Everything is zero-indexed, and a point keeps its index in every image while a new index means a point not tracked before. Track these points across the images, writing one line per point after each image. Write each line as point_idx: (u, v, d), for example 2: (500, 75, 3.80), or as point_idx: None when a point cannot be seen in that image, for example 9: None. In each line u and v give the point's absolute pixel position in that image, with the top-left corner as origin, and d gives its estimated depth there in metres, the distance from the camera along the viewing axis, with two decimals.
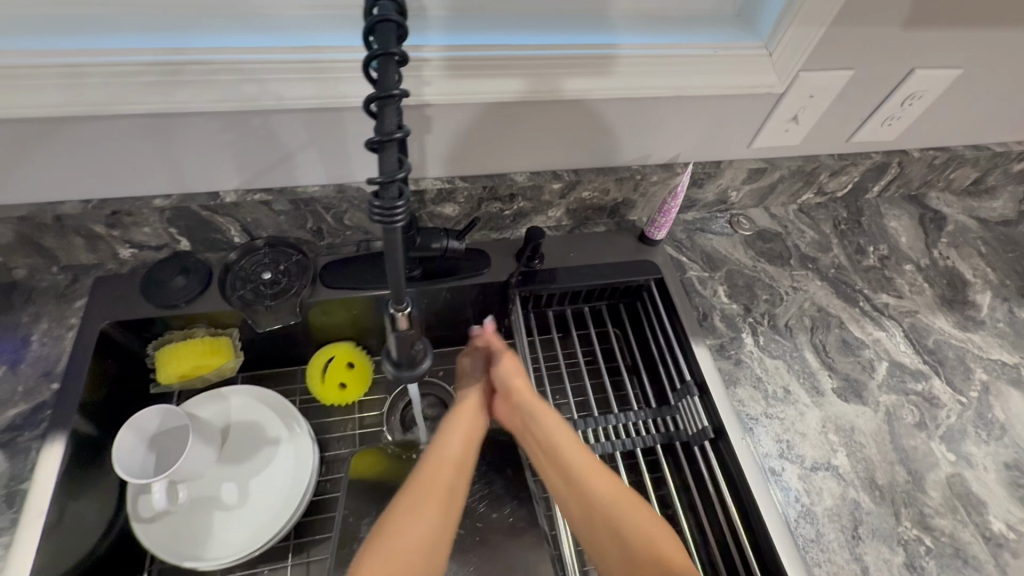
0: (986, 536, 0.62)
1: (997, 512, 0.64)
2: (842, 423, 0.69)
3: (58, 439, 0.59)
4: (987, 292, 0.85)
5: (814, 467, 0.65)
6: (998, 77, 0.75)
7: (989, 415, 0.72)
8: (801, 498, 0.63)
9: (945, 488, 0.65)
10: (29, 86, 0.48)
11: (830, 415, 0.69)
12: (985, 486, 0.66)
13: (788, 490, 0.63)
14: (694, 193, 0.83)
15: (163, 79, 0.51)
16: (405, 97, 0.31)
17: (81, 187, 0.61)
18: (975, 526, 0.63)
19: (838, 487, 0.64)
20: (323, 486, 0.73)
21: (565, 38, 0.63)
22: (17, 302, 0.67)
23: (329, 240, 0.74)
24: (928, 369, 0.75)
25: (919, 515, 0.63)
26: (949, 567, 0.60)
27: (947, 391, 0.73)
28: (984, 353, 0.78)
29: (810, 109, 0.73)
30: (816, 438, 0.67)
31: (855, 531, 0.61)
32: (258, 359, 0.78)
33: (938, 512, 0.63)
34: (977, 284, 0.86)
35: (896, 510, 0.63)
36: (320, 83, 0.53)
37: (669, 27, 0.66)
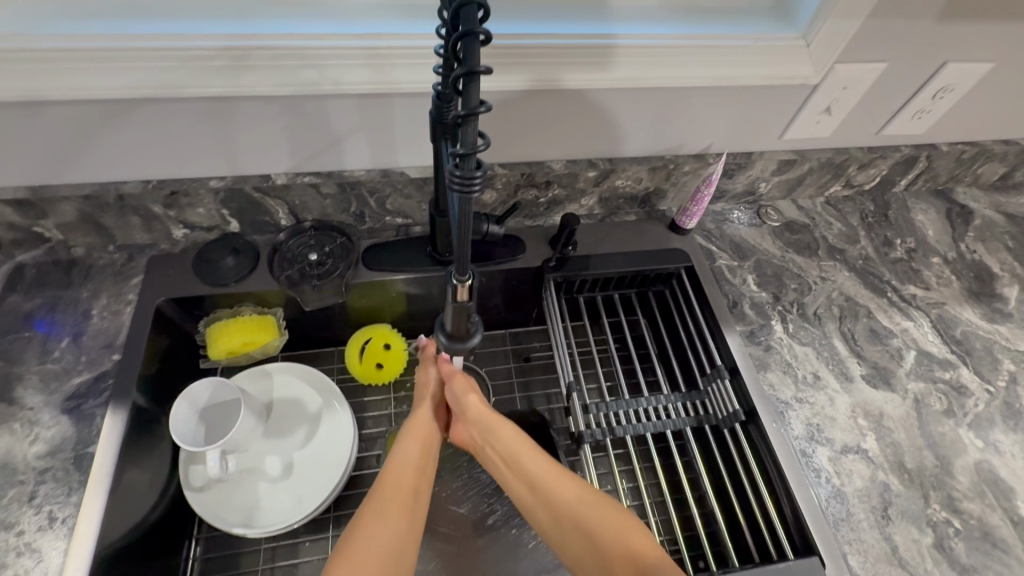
0: (1014, 520, 0.64)
1: None
2: (871, 409, 0.70)
3: (119, 407, 0.62)
4: (1015, 286, 0.86)
5: (844, 450, 0.67)
6: None
7: (1017, 404, 0.73)
8: (832, 479, 0.65)
9: (973, 473, 0.66)
10: (114, 68, 0.53)
11: (859, 400, 0.71)
12: (1014, 472, 0.67)
13: (818, 472, 0.65)
14: (725, 184, 0.85)
15: (231, 63, 0.55)
16: (487, 73, 0.33)
17: (142, 167, 0.64)
18: (1004, 510, 0.64)
19: (867, 470, 0.66)
20: (362, 462, 0.75)
21: (569, 26, 0.65)
22: (77, 279, 0.71)
23: (371, 224, 0.77)
24: (955, 358, 0.76)
25: (948, 498, 0.64)
26: (978, 548, 0.61)
27: (975, 379, 0.74)
28: (1011, 344, 0.79)
29: (842, 101, 0.74)
30: (845, 422, 0.69)
31: (884, 512, 0.63)
32: (300, 339, 0.81)
33: (966, 496, 0.65)
34: (1005, 277, 0.87)
35: (924, 492, 0.65)
36: (376, 68, 0.58)
37: (672, 19, 0.67)
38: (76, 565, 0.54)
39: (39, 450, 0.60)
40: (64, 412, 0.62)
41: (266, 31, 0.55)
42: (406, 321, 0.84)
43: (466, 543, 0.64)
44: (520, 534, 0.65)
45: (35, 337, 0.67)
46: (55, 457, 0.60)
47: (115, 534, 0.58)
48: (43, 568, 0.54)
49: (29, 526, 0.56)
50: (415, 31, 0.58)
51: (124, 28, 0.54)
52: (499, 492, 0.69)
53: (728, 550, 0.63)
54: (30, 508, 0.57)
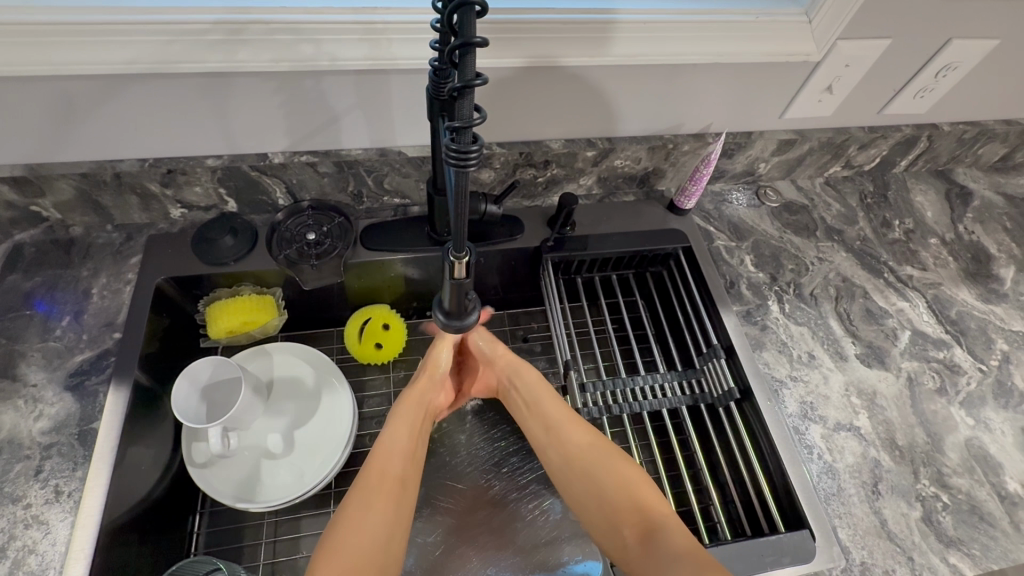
0: (1001, 494, 0.65)
1: (1013, 473, 0.67)
2: (865, 387, 0.71)
3: (122, 384, 0.63)
4: (1012, 267, 0.86)
5: (837, 427, 0.68)
6: None
7: (1009, 383, 0.74)
8: (824, 456, 0.66)
9: (963, 450, 0.68)
10: (111, 44, 0.53)
11: (853, 379, 0.72)
12: (1003, 449, 0.68)
13: (812, 449, 0.66)
14: (724, 164, 0.84)
15: (228, 38, 0.54)
16: (484, 45, 0.32)
17: (139, 146, 0.64)
18: (992, 486, 0.65)
19: (859, 447, 0.67)
20: (361, 440, 0.76)
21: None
22: (76, 258, 0.71)
23: (368, 204, 0.77)
24: (950, 338, 0.77)
25: (938, 473, 0.66)
26: (965, 522, 0.63)
27: (968, 359, 0.75)
28: (1005, 324, 0.79)
29: (845, 79, 0.74)
30: (839, 401, 0.70)
31: (875, 487, 0.64)
32: (300, 319, 0.82)
33: (956, 472, 0.66)
34: (1002, 258, 0.87)
35: (915, 468, 0.66)
36: (373, 44, 0.57)
37: None
38: (84, 536, 0.55)
39: (43, 426, 0.61)
40: (68, 389, 0.63)
41: (263, 5, 0.55)
42: (406, 302, 0.84)
43: (464, 518, 0.66)
44: (517, 508, 0.66)
45: (36, 316, 0.67)
46: (60, 433, 0.61)
47: (121, 507, 0.59)
48: (52, 539, 0.55)
49: (36, 499, 0.57)
50: (412, 5, 0.58)
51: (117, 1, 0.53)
52: (497, 468, 0.70)
53: (720, 524, 0.64)
54: (37, 482, 0.58)
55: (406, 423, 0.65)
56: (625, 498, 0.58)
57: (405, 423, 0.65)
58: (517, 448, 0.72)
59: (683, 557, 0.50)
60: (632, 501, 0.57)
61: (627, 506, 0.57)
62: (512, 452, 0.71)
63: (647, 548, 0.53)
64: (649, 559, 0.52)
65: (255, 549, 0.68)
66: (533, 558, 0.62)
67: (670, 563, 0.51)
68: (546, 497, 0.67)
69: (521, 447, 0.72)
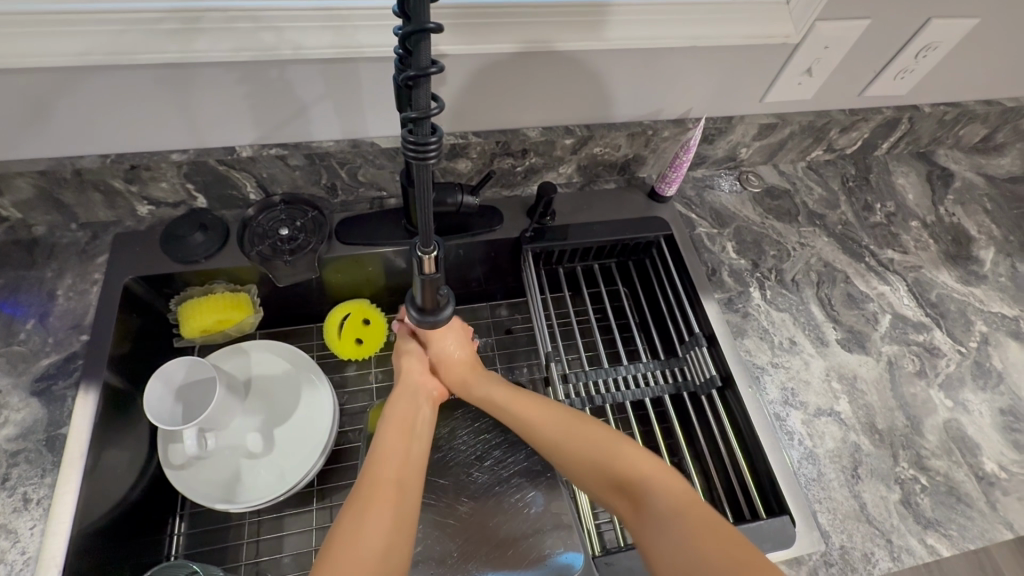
0: (978, 475, 0.66)
1: (990, 454, 0.67)
2: (845, 372, 0.71)
3: (91, 387, 0.62)
4: (992, 248, 0.86)
5: (818, 413, 0.68)
6: (1014, 26, 0.75)
7: (987, 364, 0.74)
8: (805, 441, 0.66)
9: (941, 432, 0.68)
10: (59, 34, 0.50)
11: (834, 364, 0.72)
12: (980, 429, 0.69)
13: (792, 435, 0.66)
14: (705, 150, 0.83)
15: (184, 27, 0.52)
16: (437, 31, 0.31)
17: (100, 142, 0.62)
18: (969, 467, 0.66)
19: (839, 431, 0.67)
20: (343, 437, 0.75)
21: None
22: (39, 259, 0.69)
23: (343, 197, 0.75)
24: (929, 321, 0.77)
25: (917, 456, 0.66)
26: (943, 503, 0.63)
27: (948, 341, 0.75)
28: (985, 306, 0.80)
29: (824, 62, 0.73)
30: (819, 386, 0.70)
31: (854, 471, 0.65)
32: (278, 316, 0.80)
33: (934, 454, 0.67)
34: (982, 240, 0.87)
35: (894, 452, 0.66)
36: (338, 31, 0.55)
37: None
38: (55, 544, 0.54)
39: (9, 432, 0.59)
40: (34, 394, 0.61)
41: None
42: (385, 296, 0.83)
43: (447, 512, 0.65)
44: (501, 502, 0.66)
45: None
46: (27, 439, 0.59)
47: (94, 513, 0.58)
48: (22, 548, 0.54)
49: (4, 508, 0.56)
50: None
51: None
52: (479, 462, 0.70)
53: None
54: (4, 490, 0.56)
55: (395, 426, 0.62)
56: (604, 476, 0.57)
57: (396, 428, 0.62)
58: (499, 441, 0.71)
59: (682, 524, 0.51)
60: (616, 477, 0.57)
61: (613, 479, 0.57)
62: (495, 444, 0.71)
63: (645, 517, 0.53)
64: (650, 530, 0.52)
65: (237, 550, 0.67)
66: (515, 550, 0.62)
67: (673, 530, 0.51)
68: (529, 490, 0.67)
69: (504, 439, 0.72)
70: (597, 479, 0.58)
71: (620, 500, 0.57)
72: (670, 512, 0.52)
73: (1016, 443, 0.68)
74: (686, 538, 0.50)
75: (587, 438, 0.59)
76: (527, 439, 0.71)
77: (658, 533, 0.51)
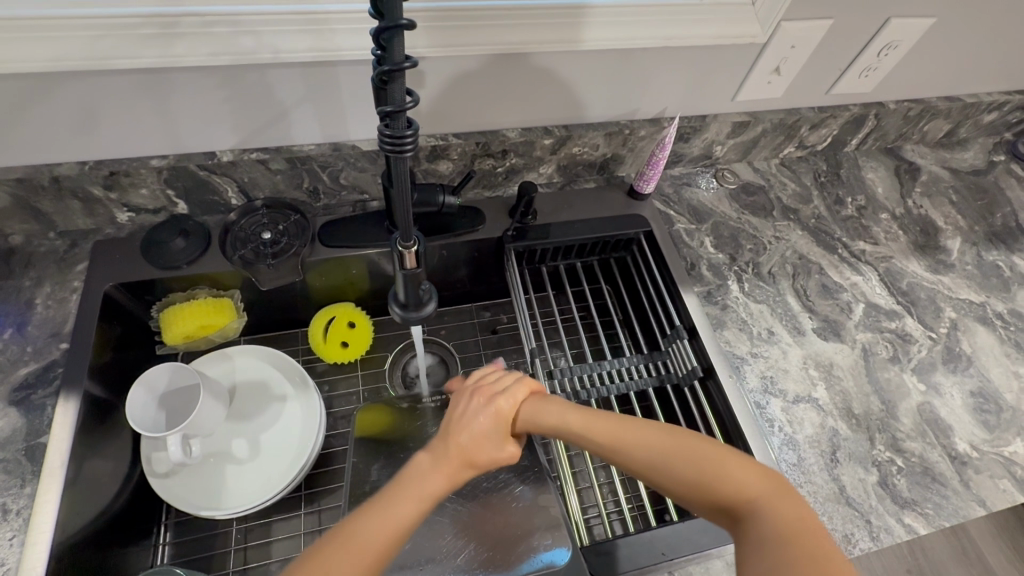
0: (951, 455, 0.68)
1: (962, 435, 0.70)
2: (822, 359, 0.73)
3: (72, 395, 0.61)
4: (958, 238, 0.89)
5: (796, 400, 0.70)
6: (969, 25, 0.78)
7: (957, 348, 0.77)
8: (785, 428, 0.68)
9: (915, 415, 0.70)
10: (33, 39, 0.50)
11: (811, 352, 0.74)
12: (952, 411, 0.71)
13: (772, 421, 0.68)
14: (681, 148, 0.85)
15: (161, 32, 0.53)
16: (410, 28, 0.33)
17: (77, 148, 0.61)
18: (943, 447, 0.68)
19: (817, 417, 0.69)
20: (330, 441, 0.75)
21: None
22: (17, 268, 0.68)
23: (326, 201, 0.75)
24: (901, 309, 0.80)
25: (892, 438, 0.68)
26: (919, 483, 0.65)
27: (919, 327, 0.78)
28: (953, 293, 0.82)
29: (791, 61, 0.75)
30: (797, 374, 0.72)
31: (833, 455, 0.66)
32: (262, 322, 0.80)
33: (909, 436, 0.69)
34: (949, 230, 0.90)
35: (871, 435, 0.68)
36: (315, 35, 0.56)
37: None
38: (35, 555, 0.53)
39: None
40: (12, 404, 0.61)
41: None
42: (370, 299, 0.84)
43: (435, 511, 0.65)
44: (489, 499, 0.66)
45: None
46: (5, 449, 0.58)
47: (77, 523, 0.57)
48: None
49: None
50: None
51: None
52: None
53: None
54: None
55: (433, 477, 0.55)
56: (692, 493, 0.51)
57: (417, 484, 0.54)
58: None
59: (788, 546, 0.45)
60: (720, 495, 0.50)
61: (711, 498, 0.51)
62: None
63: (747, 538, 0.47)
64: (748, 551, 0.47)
65: (224, 557, 0.67)
66: (505, 547, 0.62)
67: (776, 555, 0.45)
68: (516, 485, 0.67)
69: None
70: (694, 498, 0.52)
71: (723, 519, 0.51)
72: (776, 535, 0.46)
73: (986, 423, 0.71)
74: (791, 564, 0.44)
75: (680, 450, 0.53)
76: None
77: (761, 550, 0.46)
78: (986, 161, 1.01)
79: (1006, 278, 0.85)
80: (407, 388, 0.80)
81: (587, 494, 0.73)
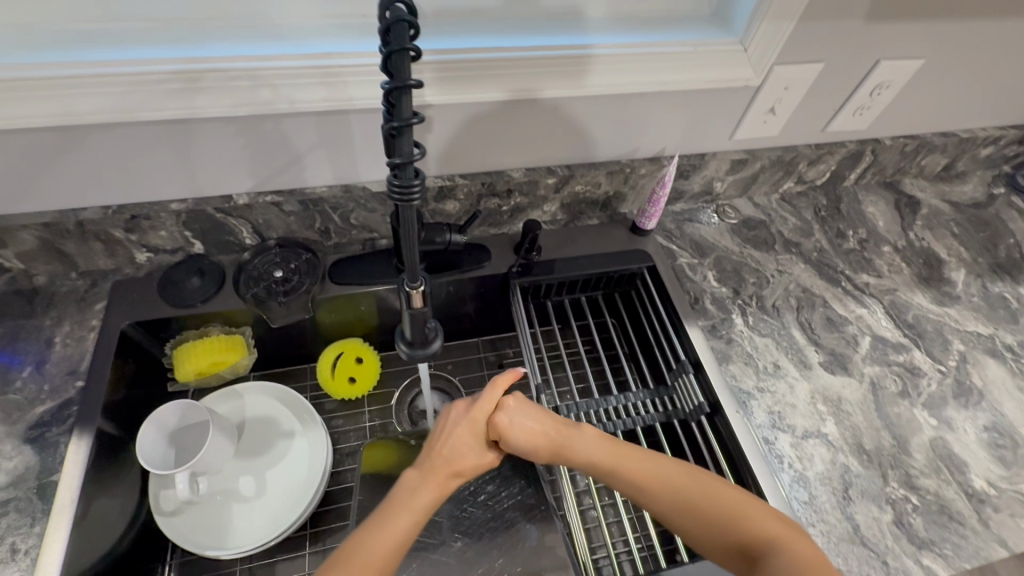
0: (968, 493, 0.66)
1: (979, 471, 0.68)
2: (830, 394, 0.73)
3: (85, 433, 0.62)
4: (962, 270, 0.90)
5: (805, 435, 0.69)
6: (958, 65, 0.81)
7: (968, 382, 0.76)
8: (794, 464, 0.67)
9: (929, 451, 0.69)
10: (67, 95, 0.54)
11: (818, 387, 0.73)
12: (967, 447, 0.70)
13: (782, 458, 0.67)
14: (681, 185, 0.88)
15: (186, 86, 0.56)
16: (417, 88, 0.35)
17: (102, 194, 0.65)
18: (959, 485, 0.67)
19: (828, 453, 0.68)
20: (336, 477, 0.75)
21: (536, 38, 0.67)
22: (39, 308, 0.70)
23: (336, 240, 0.78)
24: (908, 342, 0.79)
25: (906, 475, 0.67)
26: (936, 522, 0.64)
27: (927, 360, 0.77)
28: (960, 325, 0.82)
29: (786, 101, 0.78)
30: (805, 409, 0.71)
31: (845, 493, 0.65)
32: (272, 358, 0.81)
33: (923, 473, 0.67)
34: (952, 262, 0.91)
35: (883, 472, 0.67)
36: (329, 86, 0.59)
37: (625, 28, 0.70)
38: None
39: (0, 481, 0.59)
40: (27, 441, 0.62)
41: (218, 54, 0.57)
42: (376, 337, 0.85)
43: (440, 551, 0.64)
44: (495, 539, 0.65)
45: None
46: (18, 487, 0.59)
47: (83, 563, 0.57)
48: None
49: None
50: (365, 49, 0.60)
51: (78, 57, 0.55)
52: (473, 497, 0.69)
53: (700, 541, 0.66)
54: None
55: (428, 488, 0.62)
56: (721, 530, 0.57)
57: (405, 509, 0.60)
58: (493, 475, 0.71)
59: None
60: (743, 535, 0.56)
61: (733, 538, 0.56)
62: (488, 478, 0.71)
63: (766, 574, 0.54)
64: None
65: None
66: None
67: None
68: (523, 523, 0.66)
69: (498, 473, 0.71)
70: (717, 537, 0.57)
71: (741, 559, 0.57)
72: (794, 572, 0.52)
73: (1003, 459, 0.69)
74: None
75: (706, 493, 0.58)
76: (521, 473, 0.71)
77: None
78: (986, 193, 1.02)
79: (1013, 310, 0.85)
80: (414, 424, 0.80)
81: (596, 533, 0.71)
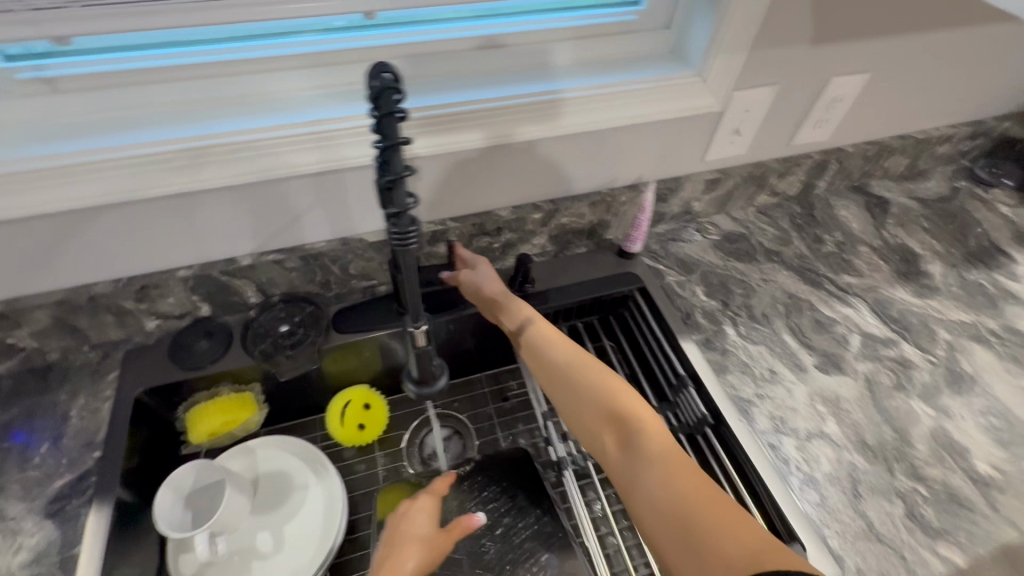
0: (974, 478, 0.68)
1: (981, 455, 0.70)
2: (828, 394, 0.75)
3: (104, 503, 0.63)
4: (938, 262, 0.94)
5: (809, 437, 0.71)
6: (903, 74, 0.87)
7: (958, 369, 0.78)
8: (802, 467, 0.68)
9: (930, 440, 0.71)
10: (78, 179, 0.58)
11: (816, 388, 0.75)
12: (966, 433, 0.72)
13: (789, 461, 0.68)
14: (661, 208, 0.92)
15: (189, 161, 0.60)
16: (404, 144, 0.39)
17: (112, 268, 0.68)
18: (964, 471, 0.68)
19: (833, 452, 0.69)
20: (354, 526, 0.75)
21: (509, 87, 0.72)
22: (54, 383, 0.72)
23: (337, 290, 0.81)
24: (897, 336, 0.82)
25: (911, 466, 0.68)
26: (947, 510, 0.65)
27: (917, 352, 0.80)
28: (943, 315, 0.85)
29: (749, 122, 0.83)
30: (806, 411, 0.73)
31: (855, 490, 0.66)
32: (283, 412, 0.82)
33: (928, 462, 0.69)
34: (928, 255, 0.95)
35: (889, 465, 0.68)
36: (322, 149, 0.64)
37: (592, 70, 0.75)
38: None
39: (24, 558, 0.60)
40: (49, 516, 0.63)
41: (216, 129, 0.61)
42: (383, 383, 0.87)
43: None
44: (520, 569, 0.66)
45: (14, 447, 0.67)
46: (40, 564, 0.59)
47: None
48: None
49: None
50: (353, 112, 0.65)
51: (68, 146, 0.58)
52: (490, 530, 0.70)
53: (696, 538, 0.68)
54: None
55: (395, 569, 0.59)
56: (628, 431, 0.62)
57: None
58: (507, 506, 0.72)
59: (658, 459, 0.57)
60: (619, 408, 0.64)
61: (608, 412, 0.64)
62: (503, 511, 0.72)
63: (629, 452, 0.60)
64: (633, 466, 0.59)
65: None
66: None
67: (655, 471, 0.57)
68: (542, 552, 0.68)
69: (512, 504, 0.72)
70: (595, 415, 0.65)
71: (608, 434, 0.63)
72: (653, 451, 0.58)
73: (1002, 441, 0.71)
74: (659, 474, 0.56)
75: (597, 372, 0.68)
76: (536, 501, 0.72)
77: (642, 464, 0.58)
78: (951, 188, 1.07)
79: (992, 296, 0.89)
80: (426, 463, 0.81)
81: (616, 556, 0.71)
